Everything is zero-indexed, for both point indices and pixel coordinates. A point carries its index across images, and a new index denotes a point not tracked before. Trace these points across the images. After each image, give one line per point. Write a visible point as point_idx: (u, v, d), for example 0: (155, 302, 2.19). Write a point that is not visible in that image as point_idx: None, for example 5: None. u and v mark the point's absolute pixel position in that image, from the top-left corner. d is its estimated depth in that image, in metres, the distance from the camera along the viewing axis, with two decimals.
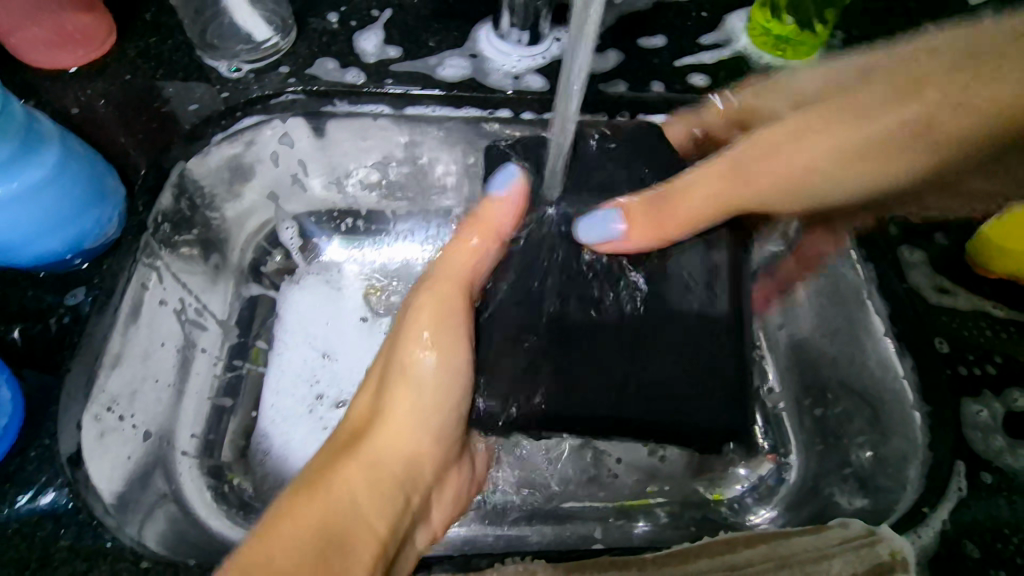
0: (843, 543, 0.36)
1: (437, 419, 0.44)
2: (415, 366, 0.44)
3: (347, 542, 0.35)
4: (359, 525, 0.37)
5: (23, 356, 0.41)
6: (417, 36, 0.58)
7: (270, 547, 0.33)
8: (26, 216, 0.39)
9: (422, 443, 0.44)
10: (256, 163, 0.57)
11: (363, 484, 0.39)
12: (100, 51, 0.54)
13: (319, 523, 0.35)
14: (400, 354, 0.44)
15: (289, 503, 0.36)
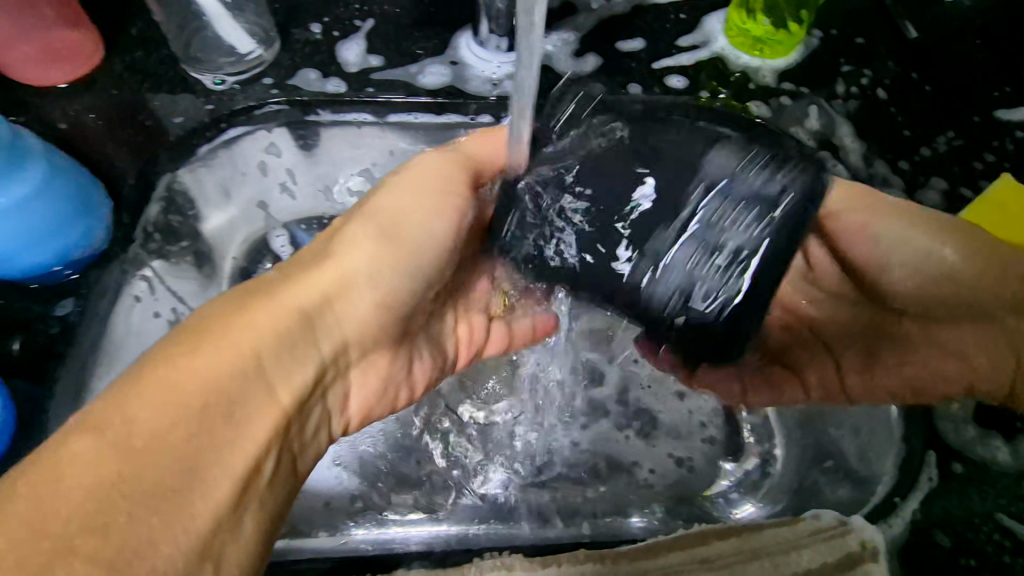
0: (813, 534, 0.37)
1: (380, 289, 0.39)
2: (370, 244, 0.39)
3: (242, 398, 0.31)
4: (254, 381, 0.32)
5: (16, 366, 0.42)
6: (398, 44, 0.59)
7: (156, 380, 0.30)
8: (13, 231, 0.40)
9: (373, 267, 0.39)
10: (245, 171, 0.58)
11: (277, 337, 0.34)
12: (87, 66, 0.55)
13: (213, 367, 0.31)
14: (363, 232, 0.39)
15: (180, 350, 0.32)
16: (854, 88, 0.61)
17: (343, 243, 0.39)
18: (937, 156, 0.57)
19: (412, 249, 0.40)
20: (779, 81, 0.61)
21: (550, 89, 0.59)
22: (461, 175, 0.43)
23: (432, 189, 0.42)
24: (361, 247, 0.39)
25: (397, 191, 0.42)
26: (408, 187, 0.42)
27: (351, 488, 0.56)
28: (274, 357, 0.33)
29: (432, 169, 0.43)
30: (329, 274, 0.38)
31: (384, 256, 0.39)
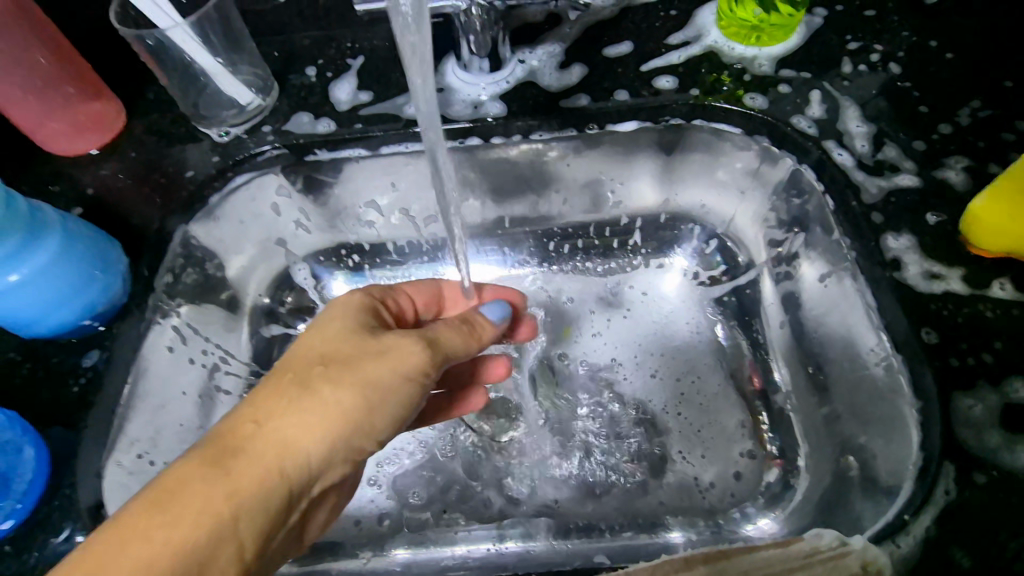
0: (810, 557, 0.36)
1: (359, 444, 0.37)
2: (354, 407, 0.36)
3: (205, 572, 0.31)
4: (222, 545, 0.32)
5: (49, 414, 0.45)
6: (388, 80, 0.62)
7: (125, 547, 0.30)
8: (42, 294, 0.44)
9: (349, 427, 0.36)
10: (262, 211, 0.62)
11: (250, 506, 0.33)
12: (111, 132, 0.60)
13: (179, 542, 0.31)
14: (341, 393, 0.36)
15: (151, 506, 0.31)
16: (862, 66, 0.57)
17: (324, 402, 0.35)
18: (961, 130, 0.53)
19: (389, 416, 0.37)
20: (777, 67, 0.58)
21: (536, 104, 0.59)
22: (433, 361, 0.39)
23: (401, 368, 0.37)
24: (344, 415, 0.36)
25: (357, 363, 0.37)
26: (390, 362, 0.37)
27: (385, 507, 0.57)
28: (246, 523, 0.33)
29: (407, 352, 0.38)
30: (310, 436, 0.35)
31: (358, 427, 0.36)
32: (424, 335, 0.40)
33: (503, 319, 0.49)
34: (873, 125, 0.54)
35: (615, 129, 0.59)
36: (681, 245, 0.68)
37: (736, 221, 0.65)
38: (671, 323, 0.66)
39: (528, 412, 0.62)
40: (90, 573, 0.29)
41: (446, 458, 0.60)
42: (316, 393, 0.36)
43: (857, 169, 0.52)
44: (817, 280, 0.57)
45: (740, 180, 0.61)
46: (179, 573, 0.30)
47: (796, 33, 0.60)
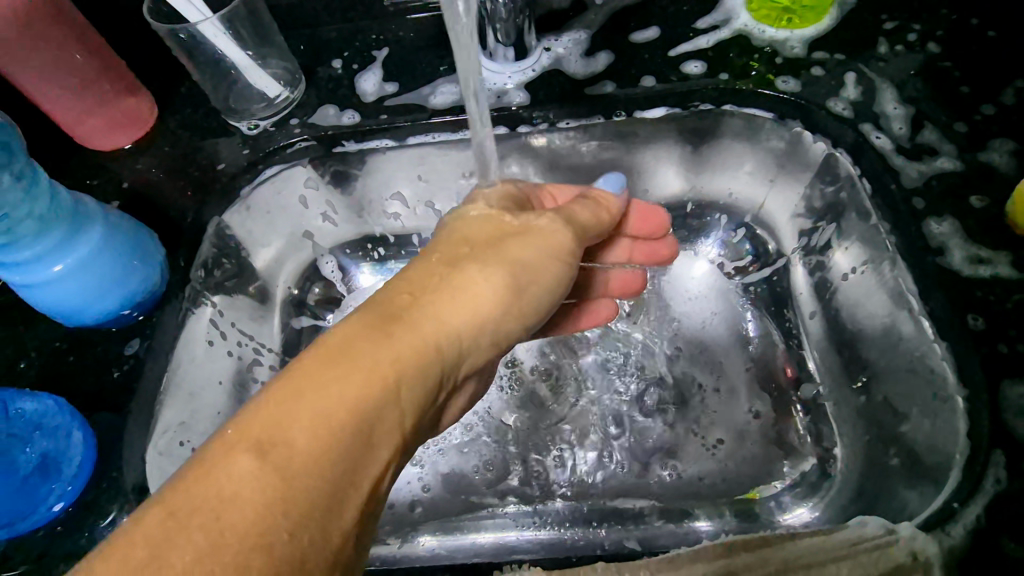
0: (854, 546, 0.36)
1: (506, 322, 0.39)
2: (505, 281, 0.38)
3: (379, 426, 0.31)
4: (392, 405, 0.32)
5: (94, 401, 0.46)
6: (412, 70, 0.62)
7: (311, 390, 0.30)
8: (85, 285, 0.45)
9: (500, 302, 0.38)
10: (288, 206, 0.63)
11: (417, 368, 0.34)
12: (146, 127, 0.61)
13: (359, 390, 0.31)
14: (491, 268, 0.39)
15: (334, 355, 0.32)
16: (898, 46, 0.56)
17: (479, 277, 0.38)
18: (1005, 111, 0.51)
19: (533, 300, 0.40)
20: (809, 50, 0.57)
21: (562, 92, 0.58)
22: (570, 246, 0.42)
23: (544, 250, 0.41)
24: (496, 290, 0.38)
25: (505, 245, 0.40)
26: (535, 243, 0.41)
27: (417, 493, 0.58)
28: (412, 388, 0.33)
29: (549, 233, 0.42)
30: (467, 308, 0.37)
31: (508, 306, 0.38)
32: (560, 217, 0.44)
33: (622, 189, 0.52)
34: (912, 106, 0.52)
35: (643, 116, 0.58)
36: (711, 237, 0.67)
37: (766, 208, 0.63)
38: (694, 300, 0.66)
39: (552, 396, 0.62)
40: (280, 410, 0.30)
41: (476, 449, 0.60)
42: (469, 269, 0.38)
43: (897, 151, 0.51)
44: (851, 267, 0.56)
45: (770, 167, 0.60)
46: (356, 424, 0.30)
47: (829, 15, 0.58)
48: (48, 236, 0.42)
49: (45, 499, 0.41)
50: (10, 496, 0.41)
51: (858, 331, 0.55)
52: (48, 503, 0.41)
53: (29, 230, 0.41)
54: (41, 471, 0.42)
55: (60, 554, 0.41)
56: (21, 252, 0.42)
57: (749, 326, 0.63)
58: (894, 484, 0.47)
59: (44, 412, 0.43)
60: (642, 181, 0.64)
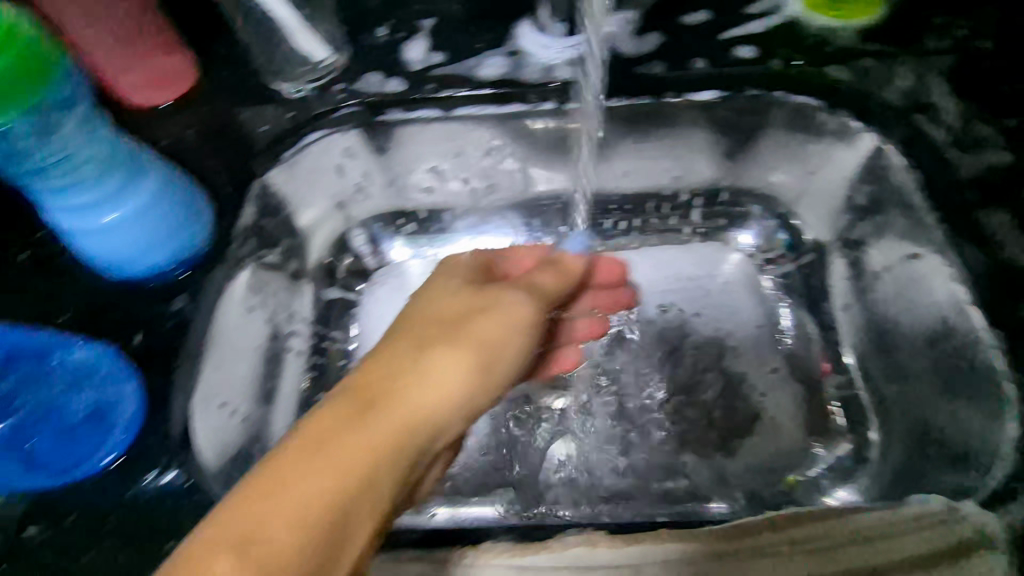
0: (918, 520, 0.36)
1: (479, 397, 0.37)
2: (467, 357, 0.37)
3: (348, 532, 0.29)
4: (368, 495, 0.30)
5: (140, 355, 0.45)
6: (460, 40, 0.61)
7: (271, 505, 0.28)
8: (134, 236, 0.44)
9: (474, 379, 0.36)
10: (325, 176, 0.62)
11: (394, 453, 0.32)
12: (186, 86, 0.60)
13: (338, 482, 0.29)
14: (458, 349, 0.37)
15: (303, 458, 0.29)
16: (949, 41, 0.56)
17: (444, 355, 0.36)
18: None
19: (496, 375, 0.39)
20: (861, 41, 0.57)
21: (612, 71, 0.58)
22: (529, 321, 0.41)
23: (504, 328, 0.39)
24: (468, 372, 0.36)
25: (470, 308, 0.39)
26: (498, 318, 0.39)
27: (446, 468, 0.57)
28: (391, 470, 0.32)
29: (513, 306, 0.40)
30: (436, 390, 0.35)
31: (480, 385, 0.37)
32: (524, 287, 0.43)
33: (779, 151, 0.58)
34: (963, 100, 0.53)
35: (694, 98, 0.57)
36: (747, 228, 0.67)
37: (802, 199, 0.64)
38: (670, 284, 0.66)
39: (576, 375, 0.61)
40: (257, 503, 0.28)
41: (508, 425, 0.59)
42: (440, 349, 0.36)
43: (952, 145, 0.51)
44: (889, 258, 0.57)
45: (809, 162, 0.61)
46: (330, 524, 0.28)
47: (880, 8, 0.58)
48: (104, 183, 0.42)
49: (94, 449, 0.41)
50: (58, 445, 0.41)
51: (896, 323, 0.55)
52: (98, 454, 0.41)
53: (87, 174, 0.41)
54: (88, 421, 0.42)
55: (109, 505, 0.40)
56: (78, 198, 0.42)
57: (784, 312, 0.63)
58: (933, 469, 0.48)
59: (95, 363, 0.44)
60: (680, 166, 0.65)
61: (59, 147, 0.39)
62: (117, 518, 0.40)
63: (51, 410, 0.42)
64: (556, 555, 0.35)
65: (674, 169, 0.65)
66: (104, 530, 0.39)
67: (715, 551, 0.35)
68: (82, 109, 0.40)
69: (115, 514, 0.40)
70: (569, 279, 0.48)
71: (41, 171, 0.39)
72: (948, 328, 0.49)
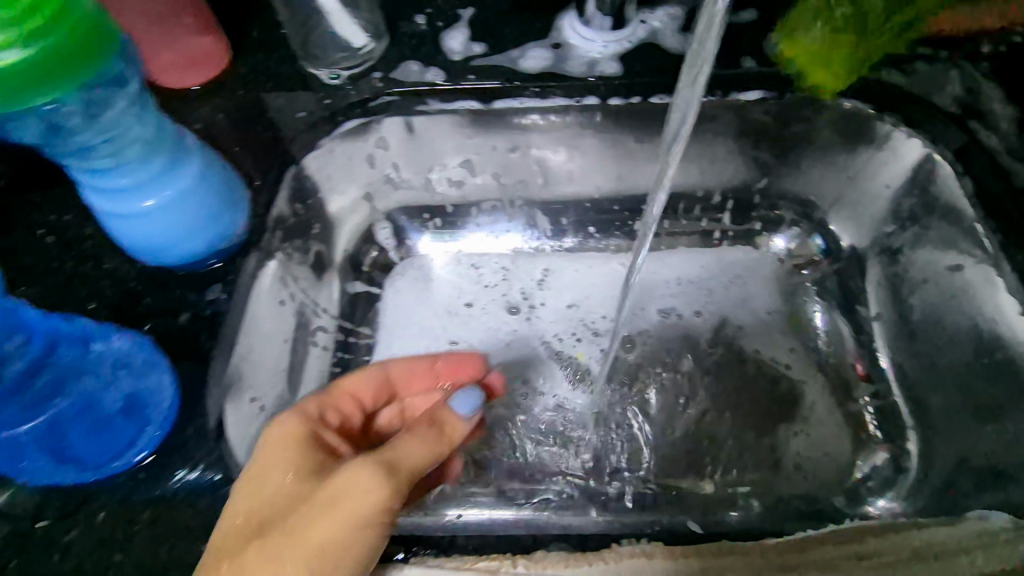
0: (985, 535, 0.36)
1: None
2: (329, 543, 0.34)
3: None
4: None
5: (173, 346, 0.44)
6: (500, 30, 0.59)
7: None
8: (173, 223, 0.43)
9: (321, 573, 0.34)
10: (354, 165, 0.61)
11: None
12: (218, 69, 0.58)
13: None
14: (324, 526, 0.34)
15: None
16: (1002, 46, 0.55)
17: (310, 559, 0.34)
18: None
19: (339, 574, 0.34)
20: (915, 44, 0.55)
21: (658, 67, 0.56)
22: (383, 498, 0.35)
23: (378, 510, 0.35)
24: (300, 567, 0.34)
25: (350, 497, 0.35)
26: (341, 514, 0.34)
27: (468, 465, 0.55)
28: None
29: (362, 489, 0.35)
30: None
31: (327, 574, 0.34)
32: (377, 459, 0.36)
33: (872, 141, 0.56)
34: (1018, 107, 0.52)
35: (743, 98, 0.55)
36: (780, 231, 0.65)
37: (842, 200, 0.63)
38: (673, 289, 0.64)
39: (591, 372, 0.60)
40: None
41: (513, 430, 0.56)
42: (271, 543, 0.34)
43: (1008, 153, 0.50)
44: (931, 266, 0.55)
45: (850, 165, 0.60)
46: None
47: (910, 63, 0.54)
48: (149, 165, 0.41)
49: (130, 445, 0.40)
50: (93, 437, 0.40)
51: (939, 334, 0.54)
52: (133, 449, 0.40)
53: (132, 156, 0.40)
54: (124, 413, 0.41)
55: (140, 501, 0.38)
56: (120, 180, 0.40)
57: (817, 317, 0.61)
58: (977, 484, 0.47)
59: (133, 353, 0.42)
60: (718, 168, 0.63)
61: (106, 126, 0.38)
62: (149, 514, 0.38)
63: (86, 400, 0.40)
64: (611, 566, 0.35)
65: (712, 170, 0.63)
66: (134, 526, 0.38)
67: (775, 563, 0.35)
68: (132, 90, 0.39)
69: (146, 511, 0.38)
70: (435, 449, 0.40)
71: (87, 151, 0.38)
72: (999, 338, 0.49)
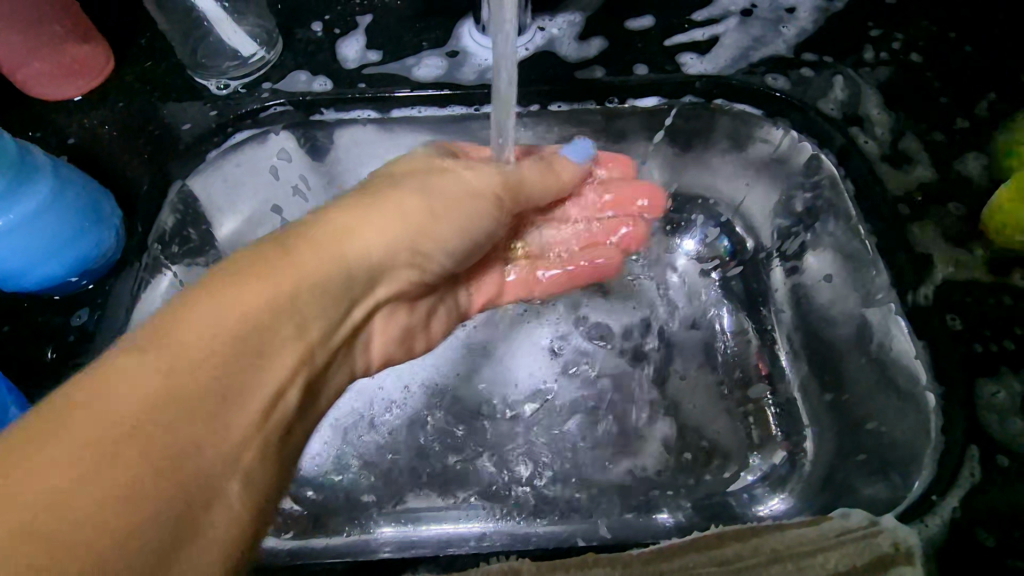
0: (842, 535, 0.39)
1: (417, 252, 0.43)
2: (441, 214, 0.44)
3: (286, 320, 0.34)
4: (232, 348, 0.32)
5: (42, 377, 0.43)
6: (398, 37, 0.58)
7: (229, 294, 0.33)
8: (25, 245, 0.42)
9: (402, 238, 0.42)
10: (251, 176, 0.57)
11: (242, 332, 0.32)
12: (98, 78, 0.55)
13: (207, 374, 0.30)
14: (385, 211, 0.41)
15: (258, 265, 0.35)
16: (883, 54, 0.57)
17: (417, 222, 0.43)
18: (978, 125, 0.53)
19: (435, 236, 0.44)
20: (798, 52, 0.57)
21: (554, 74, 0.56)
22: (498, 196, 0.48)
23: (478, 194, 0.46)
24: (386, 232, 0.41)
25: (390, 205, 0.42)
26: (418, 201, 0.43)
27: (389, 479, 0.56)
28: (287, 326, 0.34)
29: (468, 178, 0.46)
30: (320, 264, 0.37)
31: (412, 231, 0.42)
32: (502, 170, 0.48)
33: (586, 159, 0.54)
34: (894, 112, 0.54)
35: (636, 104, 0.57)
36: (692, 234, 0.64)
37: (745, 206, 0.62)
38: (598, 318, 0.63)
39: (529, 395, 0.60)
40: (37, 443, 0.26)
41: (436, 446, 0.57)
42: (360, 227, 0.40)
43: (884, 157, 0.52)
44: (830, 268, 0.55)
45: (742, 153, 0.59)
46: (173, 445, 0.28)
47: None
48: None
49: None
50: None
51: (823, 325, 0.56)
52: None
53: None
54: None
55: None
56: None
57: (725, 343, 0.61)
58: (856, 474, 0.49)
59: None
60: (627, 167, 0.61)
61: None
62: None
63: None
64: None
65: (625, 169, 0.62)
66: None
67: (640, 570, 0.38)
68: None
69: None
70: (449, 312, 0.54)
71: None
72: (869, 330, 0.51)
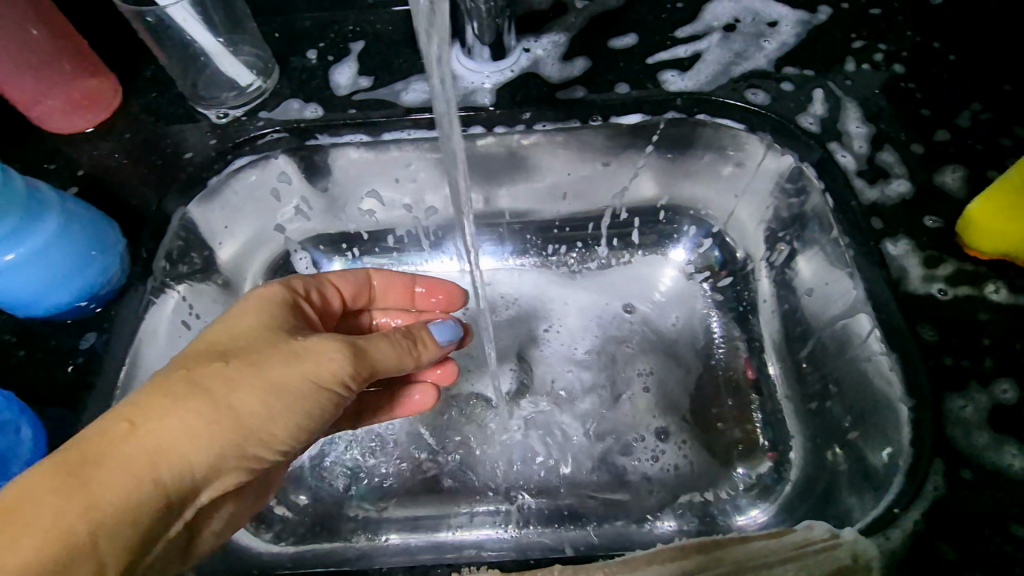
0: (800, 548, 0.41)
1: (263, 441, 0.38)
2: (279, 413, 0.38)
3: (109, 538, 0.32)
4: (83, 539, 0.31)
5: (49, 396, 0.46)
6: (388, 63, 0.61)
7: (43, 504, 0.31)
8: (37, 276, 0.45)
9: (271, 410, 0.38)
10: (258, 199, 0.61)
11: (124, 512, 0.33)
12: (107, 110, 0.59)
13: (67, 530, 0.31)
14: (251, 377, 0.37)
15: (59, 484, 0.32)
16: (865, 65, 0.57)
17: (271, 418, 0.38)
18: (959, 135, 0.53)
19: (276, 435, 0.39)
20: (779, 66, 0.58)
21: (538, 95, 0.58)
22: (406, 353, 0.44)
23: (331, 388, 0.39)
24: (240, 413, 0.37)
25: (247, 374, 0.37)
26: (294, 366, 0.38)
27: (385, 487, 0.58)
28: (144, 511, 0.34)
29: (327, 359, 0.38)
30: (182, 439, 0.35)
31: (250, 435, 0.37)
32: (367, 360, 0.41)
33: (450, 338, 0.47)
34: (874, 124, 0.54)
35: (620, 121, 0.57)
36: (683, 243, 0.66)
37: (736, 216, 0.63)
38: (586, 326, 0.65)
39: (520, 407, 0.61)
40: None
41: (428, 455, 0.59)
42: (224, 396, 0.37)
43: (861, 170, 0.53)
44: (812, 278, 0.56)
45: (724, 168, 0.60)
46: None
47: None
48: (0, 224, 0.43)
49: None
50: None
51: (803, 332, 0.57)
52: None
53: None
54: None
55: None
56: None
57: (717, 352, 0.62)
58: (837, 484, 0.49)
59: None
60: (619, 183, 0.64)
61: None
62: None
63: None
64: None
65: (615, 185, 0.64)
66: None
67: None
68: None
69: None
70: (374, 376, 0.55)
71: None
72: (846, 339, 0.51)
